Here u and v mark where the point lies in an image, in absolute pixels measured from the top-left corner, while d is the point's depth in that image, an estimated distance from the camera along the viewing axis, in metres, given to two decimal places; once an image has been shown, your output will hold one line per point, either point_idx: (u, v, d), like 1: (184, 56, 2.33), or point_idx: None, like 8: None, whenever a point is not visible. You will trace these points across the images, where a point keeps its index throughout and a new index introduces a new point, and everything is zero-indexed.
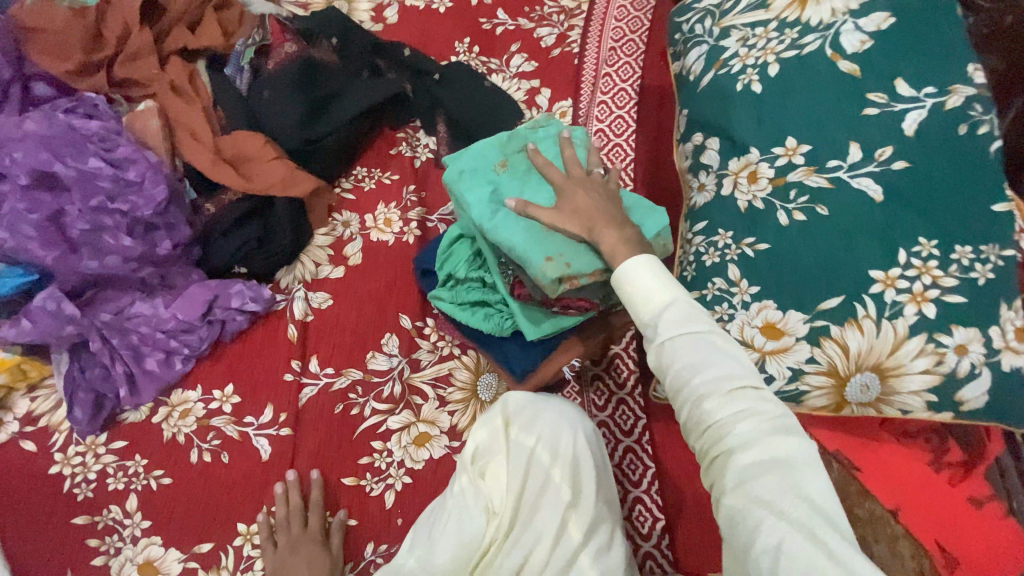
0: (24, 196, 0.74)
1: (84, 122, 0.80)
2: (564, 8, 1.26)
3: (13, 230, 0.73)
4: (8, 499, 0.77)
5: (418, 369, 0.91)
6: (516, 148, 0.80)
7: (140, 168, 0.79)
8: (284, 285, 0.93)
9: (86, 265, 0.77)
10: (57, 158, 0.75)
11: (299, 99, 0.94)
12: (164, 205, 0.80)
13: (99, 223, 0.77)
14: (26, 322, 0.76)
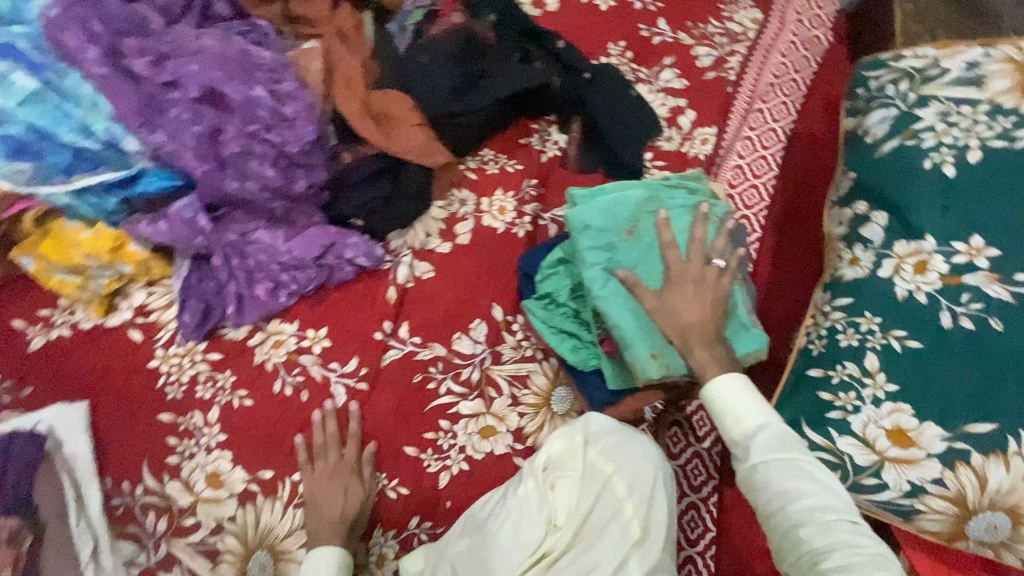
0: (190, 108, 0.77)
1: (258, 51, 0.82)
2: (730, 31, 1.18)
3: (174, 137, 0.77)
4: (108, 379, 0.81)
5: (499, 362, 0.90)
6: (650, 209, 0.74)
7: (297, 106, 0.81)
8: (393, 248, 0.95)
9: (228, 184, 0.79)
10: (228, 79, 0.77)
11: (453, 71, 0.93)
12: (311, 145, 0.81)
13: (249, 148, 0.78)
14: (163, 224, 0.80)
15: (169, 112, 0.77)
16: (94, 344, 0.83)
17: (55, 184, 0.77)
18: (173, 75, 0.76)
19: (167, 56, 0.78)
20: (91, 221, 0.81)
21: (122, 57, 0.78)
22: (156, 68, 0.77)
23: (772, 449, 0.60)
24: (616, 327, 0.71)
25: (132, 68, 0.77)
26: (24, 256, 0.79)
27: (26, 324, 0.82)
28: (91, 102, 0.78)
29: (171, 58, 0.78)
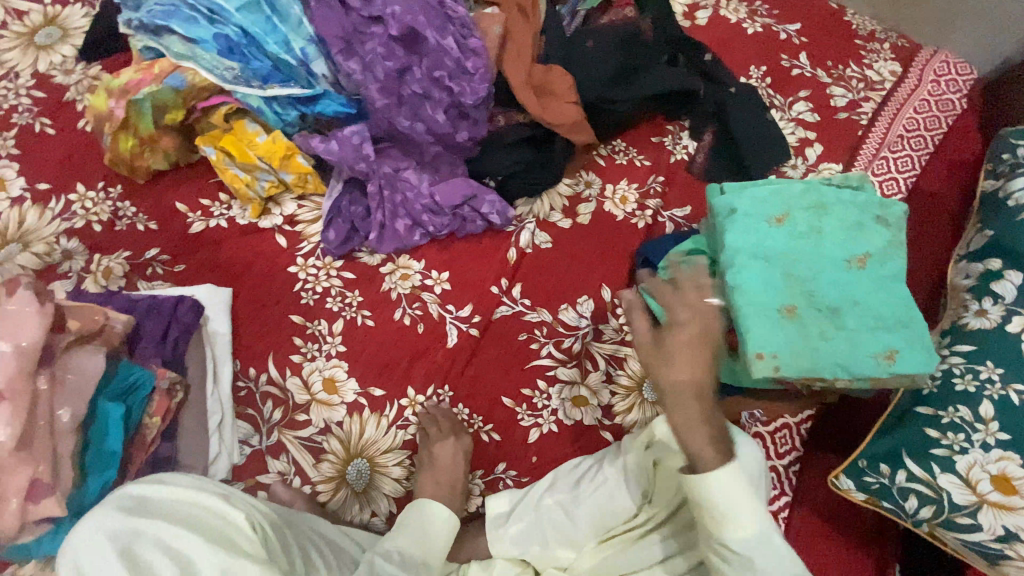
0: (387, 44, 0.84)
1: (453, 5, 0.88)
2: (868, 78, 1.22)
3: (366, 68, 0.83)
4: (252, 273, 0.87)
5: (600, 339, 0.93)
6: (800, 203, 0.75)
7: (477, 62, 0.87)
8: (519, 214, 0.99)
9: (401, 120, 0.86)
10: (428, 25, 0.84)
11: (615, 61, 0.99)
12: (482, 101, 0.87)
13: (428, 92, 0.86)
14: (334, 144, 0.87)
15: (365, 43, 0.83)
16: (244, 240, 0.89)
17: (251, 87, 0.83)
18: (380, 11, 0.83)
19: None
20: (268, 127, 0.87)
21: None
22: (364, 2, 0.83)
23: (725, 496, 0.56)
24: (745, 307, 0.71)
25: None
26: (207, 145, 0.86)
27: (188, 209, 0.88)
28: (297, 22, 0.85)
29: None
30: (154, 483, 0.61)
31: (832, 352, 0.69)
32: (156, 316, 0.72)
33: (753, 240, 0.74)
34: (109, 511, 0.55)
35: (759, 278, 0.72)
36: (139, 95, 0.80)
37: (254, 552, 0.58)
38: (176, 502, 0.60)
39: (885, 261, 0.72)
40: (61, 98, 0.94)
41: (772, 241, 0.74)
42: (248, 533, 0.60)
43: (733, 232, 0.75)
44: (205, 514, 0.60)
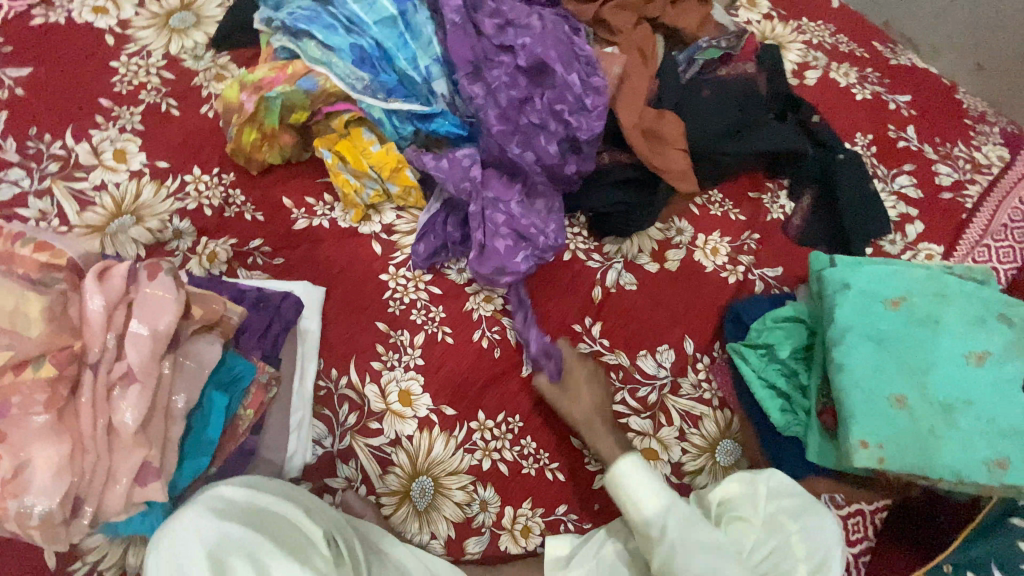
0: (512, 73, 0.86)
1: (580, 45, 0.92)
2: (977, 161, 1.17)
3: (490, 94, 0.86)
4: (345, 275, 0.89)
5: (676, 392, 0.89)
6: (919, 289, 0.73)
7: (597, 100, 0.88)
8: (607, 251, 0.98)
9: (512, 147, 0.87)
10: (558, 60, 0.87)
11: (728, 114, 0.98)
12: (595, 138, 0.89)
13: (545, 124, 0.87)
14: (444, 163, 0.88)
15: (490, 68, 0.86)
16: (342, 242, 0.90)
17: (376, 98, 0.87)
18: (511, 42, 0.86)
19: (509, 24, 0.88)
20: (383, 138, 0.90)
21: (473, 11, 0.88)
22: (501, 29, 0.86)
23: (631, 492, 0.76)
24: (851, 388, 0.69)
25: (480, 25, 0.87)
26: (323, 147, 0.89)
27: (293, 205, 0.91)
28: (427, 40, 0.89)
29: (512, 26, 0.88)
30: (246, 485, 0.61)
31: (940, 451, 0.65)
32: (262, 310, 0.73)
33: (866, 321, 0.72)
34: (202, 510, 0.55)
35: (867, 360, 0.70)
36: (272, 92, 0.84)
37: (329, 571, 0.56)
38: (261, 506, 0.59)
39: (1005, 363, 0.68)
40: (188, 82, 0.98)
41: (886, 324, 0.71)
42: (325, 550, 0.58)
43: (844, 308, 0.73)
44: (288, 524, 0.59)
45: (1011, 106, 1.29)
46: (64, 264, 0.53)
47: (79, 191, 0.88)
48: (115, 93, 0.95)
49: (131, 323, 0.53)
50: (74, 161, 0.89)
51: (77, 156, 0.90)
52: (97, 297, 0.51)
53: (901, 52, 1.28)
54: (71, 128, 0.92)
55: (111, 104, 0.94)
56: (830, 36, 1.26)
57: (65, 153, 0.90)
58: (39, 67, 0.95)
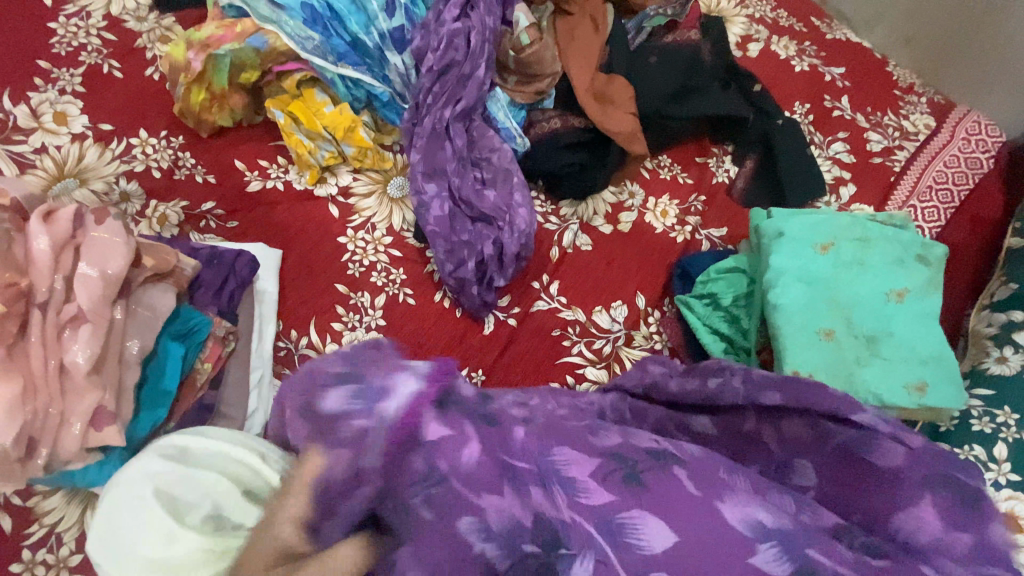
0: (452, 175, 0.90)
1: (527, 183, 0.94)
2: (903, 128, 1.26)
3: (425, 183, 0.89)
4: (302, 237, 0.89)
5: (630, 344, 0.94)
6: (845, 234, 0.79)
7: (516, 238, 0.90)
8: (564, 213, 1.00)
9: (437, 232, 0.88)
10: (489, 189, 0.92)
11: (674, 80, 1.02)
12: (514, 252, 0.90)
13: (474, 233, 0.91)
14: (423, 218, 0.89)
15: (472, 88, 0.91)
16: (297, 204, 0.90)
17: (326, 60, 0.87)
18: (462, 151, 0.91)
19: (475, 141, 0.94)
20: (336, 100, 0.91)
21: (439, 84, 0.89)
22: (480, 63, 0.91)
23: None
24: (785, 324, 0.74)
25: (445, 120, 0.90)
26: (275, 109, 0.88)
27: (246, 168, 0.90)
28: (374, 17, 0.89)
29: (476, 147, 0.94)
30: (201, 433, 0.61)
31: (863, 376, 0.72)
32: (217, 267, 0.72)
33: (799, 263, 0.77)
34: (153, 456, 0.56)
35: (799, 299, 0.75)
36: (220, 49, 0.83)
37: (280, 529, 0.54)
38: (211, 454, 0.58)
39: (922, 299, 0.75)
40: (132, 43, 0.95)
41: (818, 267, 0.77)
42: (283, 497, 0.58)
43: (780, 254, 0.78)
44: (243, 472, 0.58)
45: (935, 78, 1.37)
46: (7, 203, 0.53)
47: (18, 154, 0.84)
48: (54, 54, 0.91)
49: (80, 267, 0.53)
50: (12, 123, 0.85)
51: (15, 119, 0.86)
52: (43, 238, 0.51)
53: (836, 28, 1.36)
54: (5, 89, 0.87)
55: (50, 65, 0.90)
56: (771, 11, 1.33)
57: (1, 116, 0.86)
58: None
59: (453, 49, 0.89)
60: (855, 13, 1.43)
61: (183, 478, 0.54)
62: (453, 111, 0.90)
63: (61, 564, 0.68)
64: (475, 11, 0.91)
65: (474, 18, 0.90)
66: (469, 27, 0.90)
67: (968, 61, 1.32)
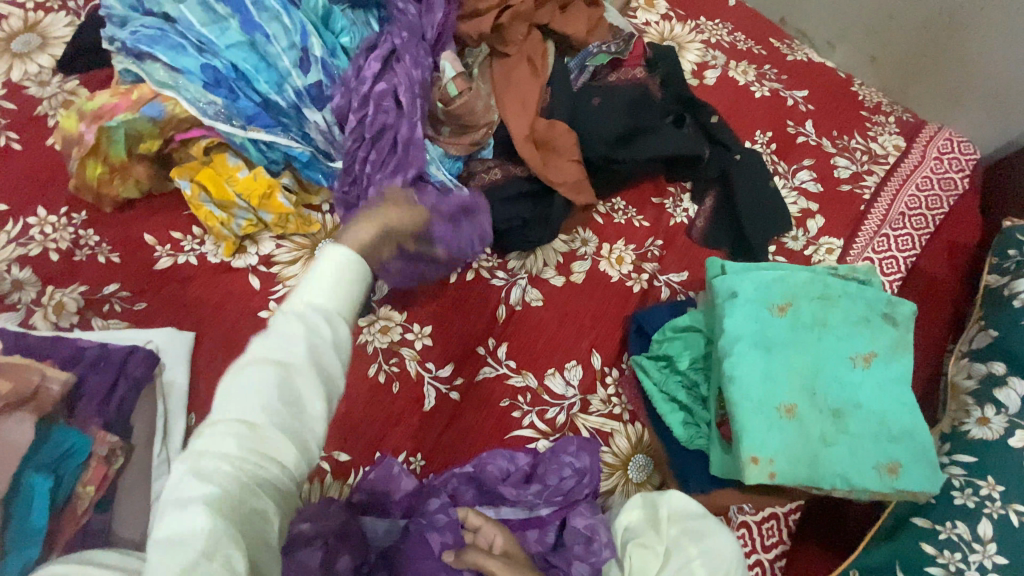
0: None
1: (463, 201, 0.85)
2: (872, 151, 1.20)
3: None
4: (219, 315, 0.81)
5: (586, 411, 0.86)
6: (805, 292, 0.72)
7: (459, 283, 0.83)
8: (511, 266, 0.94)
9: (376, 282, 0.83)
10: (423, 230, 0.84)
11: (622, 120, 0.95)
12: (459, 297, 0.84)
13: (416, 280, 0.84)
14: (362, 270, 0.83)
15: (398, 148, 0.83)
16: (212, 279, 0.83)
17: (232, 126, 0.80)
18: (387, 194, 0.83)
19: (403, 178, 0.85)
20: (250, 164, 0.84)
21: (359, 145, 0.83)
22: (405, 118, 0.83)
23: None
24: (741, 401, 0.67)
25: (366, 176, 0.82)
26: (181, 178, 0.82)
27: (157, 242, 0.83)
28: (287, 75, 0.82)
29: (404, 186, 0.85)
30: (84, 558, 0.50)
31: (829, 457, 0.64)
32: (103, 370, 0.65)
33: (754, 329, 0.70)
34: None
35: (755, 370, 0.68)
36: (112, 122, 0.75)
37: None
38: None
39: (890, 363, 0.69)
40: (32, 111, 0.88)
41: (775, 332, 0.70)
42: None
43: (733, 318, 0.71)
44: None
45: (905, 98, 1.32)
46: None
47: None
48: None
49: None
50: None
51: None
52: None
53: (797, 48, 1.30)
54: None
55: None
56: (728, 35, 1.27)
57: None
58: None
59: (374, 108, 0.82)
60: (817, 32, 1.37)
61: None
62: (373, 170, 0.82)
63: None
64: (399, 65, 0.84)
65: (393, 76, 0.83)
66: (395, 84, 0.83)
67: (935, 77, 1.26)
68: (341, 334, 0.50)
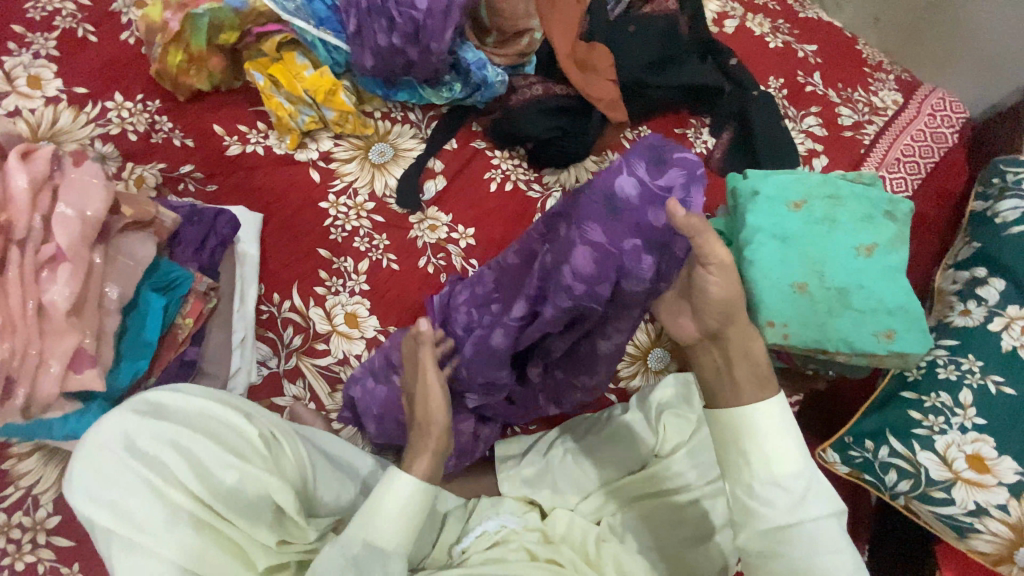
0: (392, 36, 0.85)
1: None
2: (874, 104, 1.29)
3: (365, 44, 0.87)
4: (284, 203, 0.88)
5: None
6: (817, 192, 0.82)
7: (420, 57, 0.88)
8: (546, 180, 0.98)
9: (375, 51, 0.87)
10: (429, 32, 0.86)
11: (652, 48, 1.04)
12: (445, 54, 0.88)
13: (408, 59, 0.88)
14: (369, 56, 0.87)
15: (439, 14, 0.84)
16: (277, 169, 0.89)
17: (307, 23, 0.87)
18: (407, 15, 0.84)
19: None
20: (316, 63, 0.91)
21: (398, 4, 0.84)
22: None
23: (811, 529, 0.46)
24: (759, 277, 0.77)
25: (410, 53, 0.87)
26: (255, 71, 0.88)
27: (225, 132, 0.89)
28: None
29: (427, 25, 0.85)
30: (174, 389, 0.58)
31: (834, 325, 0.75)
32: (197, 225, 0.75)
33: (773, 221, 0.80)
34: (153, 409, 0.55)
35: (772, 254, 0.78)
36: (198, 9, 0.82)
37: (265, 479, 0.55)
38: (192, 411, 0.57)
39: (890, 252, 0.79)
40: (106, 7, 0.93)
41: (791, 223, 0.80)
42: (260, 450, 0.57)
43: (754, 211, 0.81)
44: (225, 430, 0.56)
45: (903, 59, 1.43)
46: None
47: None
48: (26, 18, 0.89)
49: (57, 207, 0.58)
50: None
51: None
52: (22, 176, 0.56)
53: (809, 7, 1.39)
54: None
55: (24, 30, 0.88)
56: None
57: None
58: None
59: (421, 20, 0.84)
60: None
61: (160, 432, 0.53)
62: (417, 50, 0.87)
63: (39, 525, 0.67)
64: None
65: None
66: None
67: (932, 40, 1.37)
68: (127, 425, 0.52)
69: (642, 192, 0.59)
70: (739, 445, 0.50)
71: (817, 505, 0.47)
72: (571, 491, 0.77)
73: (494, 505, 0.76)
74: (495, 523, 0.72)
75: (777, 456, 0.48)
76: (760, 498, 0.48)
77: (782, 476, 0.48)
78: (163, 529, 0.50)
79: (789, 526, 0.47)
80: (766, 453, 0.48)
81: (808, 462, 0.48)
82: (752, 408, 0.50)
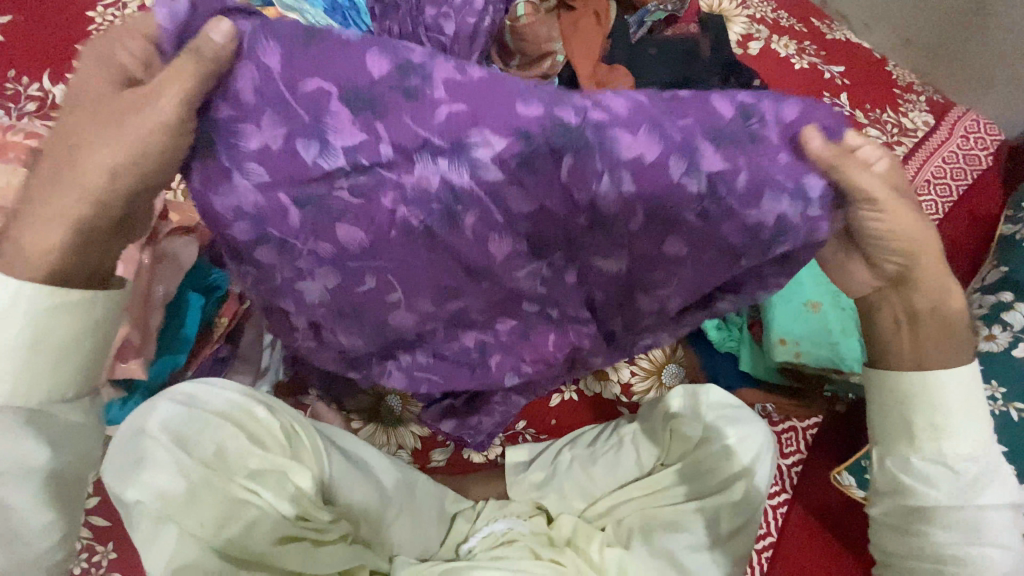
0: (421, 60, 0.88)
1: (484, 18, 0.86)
2: (902, 125, 1.28)
3: None
4: None
5: None
6: None
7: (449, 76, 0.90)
8: None
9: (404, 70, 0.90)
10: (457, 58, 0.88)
11: (673, 70, 1.06)
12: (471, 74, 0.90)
13: None
14: None
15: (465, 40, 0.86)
16: None
17: None
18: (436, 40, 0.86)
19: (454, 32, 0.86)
20: None
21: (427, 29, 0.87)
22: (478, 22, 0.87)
23: (970, 516, 0.47)
24: (774, 296, 0.77)
25: None
26: None
27: None
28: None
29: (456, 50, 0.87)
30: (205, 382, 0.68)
31: (851, 345, 0.75)
32: None
33: None
34: (196, 392, 0.67)
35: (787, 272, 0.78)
36: None
37: (283, 461, 0.66)
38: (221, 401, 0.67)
39: None
40: None
41: None
42: (278, 439, 0.68)
43: None
44: (248, 419, 0.67)
45: None
46: None
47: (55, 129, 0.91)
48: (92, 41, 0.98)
49: None
50: (51, 102, 0.93)
51: (54, 98, 0.93)
52: None
53: (836, 28, 1.39)
54: (47, 70, 0.95)
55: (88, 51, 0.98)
56: (772, 12, 1.38)
57: (42, 95, 0.93)
58: (19, 16, 0.97)
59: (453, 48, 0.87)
60: (855, 14, 1.39)
61: (197, 419, 0.64)
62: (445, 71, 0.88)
63: None
64: None
65: None
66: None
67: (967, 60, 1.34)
68: (171, 409, 0.64)
69: (607, 129, 0.35)
70: (905, 413, 0.49)
71: (991, 494, 0.47)
72: (578, 498, 0.80)
73: (500, 507, 0.78)
74: (502, 525, 0.75)
75: (953, 432, 0.47)
76: (920, 475, 0.48)
77: (962, 459, 0.47)
78: (186, 500, 0.60)
79: (950, 507, 0.47)
80: (939, 426, 0.48)
81: (988, 449, 0.48)
82: (949, 373, 0.48)
